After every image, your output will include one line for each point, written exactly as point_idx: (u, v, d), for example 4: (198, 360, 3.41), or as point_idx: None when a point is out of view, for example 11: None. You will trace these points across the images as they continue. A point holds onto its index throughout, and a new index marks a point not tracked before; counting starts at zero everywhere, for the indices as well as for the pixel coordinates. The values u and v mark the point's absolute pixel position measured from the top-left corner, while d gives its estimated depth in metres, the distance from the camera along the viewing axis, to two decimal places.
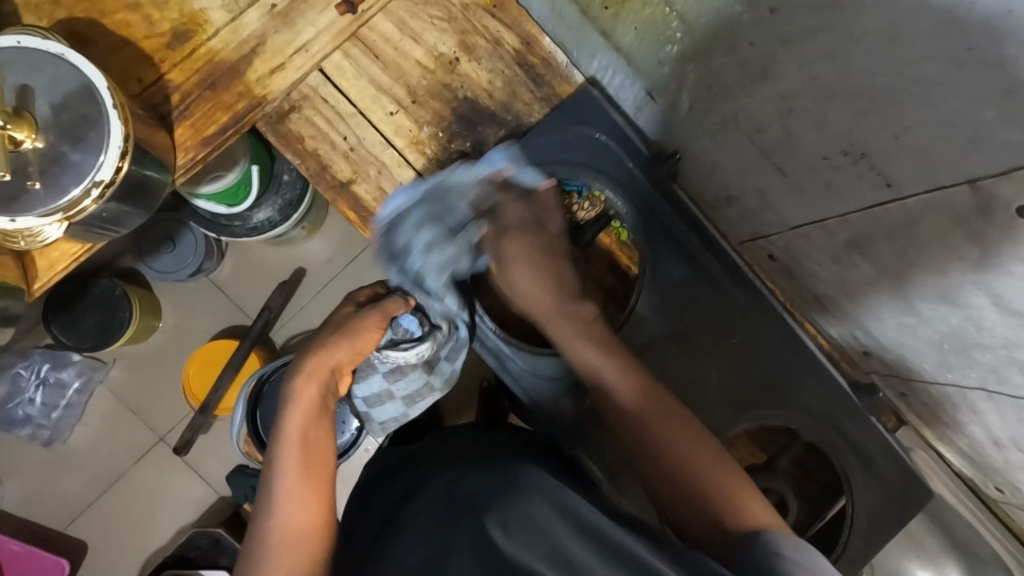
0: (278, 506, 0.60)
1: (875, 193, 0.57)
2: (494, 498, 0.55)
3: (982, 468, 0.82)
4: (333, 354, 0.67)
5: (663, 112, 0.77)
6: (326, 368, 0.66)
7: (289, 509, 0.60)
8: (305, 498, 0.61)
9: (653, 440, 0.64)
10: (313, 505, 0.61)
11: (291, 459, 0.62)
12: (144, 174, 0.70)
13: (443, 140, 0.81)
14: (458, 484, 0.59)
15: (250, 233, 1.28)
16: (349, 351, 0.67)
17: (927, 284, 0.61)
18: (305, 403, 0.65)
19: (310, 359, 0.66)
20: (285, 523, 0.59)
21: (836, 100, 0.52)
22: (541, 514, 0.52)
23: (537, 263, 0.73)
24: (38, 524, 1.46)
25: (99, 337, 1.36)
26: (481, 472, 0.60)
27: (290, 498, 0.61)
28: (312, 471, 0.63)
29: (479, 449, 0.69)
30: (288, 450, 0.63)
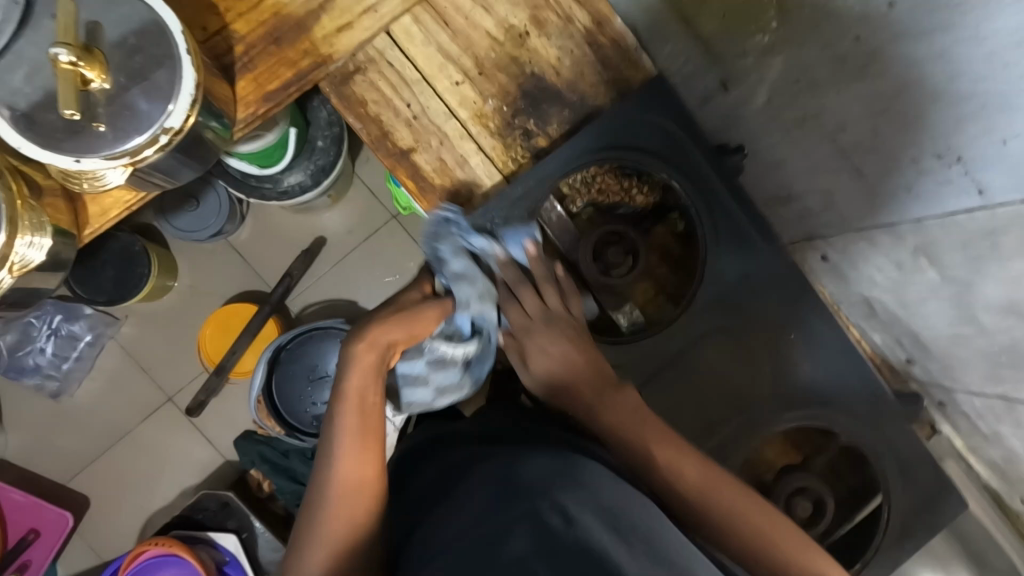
0: (337, 463, 0.59)
1: (961, 199, 0.57)
2: (558, 484, 0.51)
3: (1012, 482, 0.83)
4: (390, 330, 0.66)
5: (735, 104, 0.76)
6: (382, 344, 0.65)
7: (348, 466, 0.59)
8: (363, 462, 0.59)
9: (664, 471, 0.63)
10: (371, 468, 0.60)
11: (351, 420, 0.61)
12: (207, 126, 0.68)
13: (506, 114, 0.80)
14: (520, 465, 0.55)
15: (280, 197, 1.26)
16: (406, 328, 0.67)
17: (995, 295, 0.60)
18: (369, 370, 0.63)
19: (374, 329, 0.65)
20: (345, 483, 0.58)
21: (941, 101, 0.52)
22: (603, 507, 0.50)
23: (560, 350, 0.74)
24: (40, 475, 1.44)
25: (114, 291, 1.34)
26: (546, 451, 0.58)
27: (349, 459, 0.59)
28: (370, 436, 0.61)
29: (530, 433, 0.67)
30: (348, 411, 0.61)
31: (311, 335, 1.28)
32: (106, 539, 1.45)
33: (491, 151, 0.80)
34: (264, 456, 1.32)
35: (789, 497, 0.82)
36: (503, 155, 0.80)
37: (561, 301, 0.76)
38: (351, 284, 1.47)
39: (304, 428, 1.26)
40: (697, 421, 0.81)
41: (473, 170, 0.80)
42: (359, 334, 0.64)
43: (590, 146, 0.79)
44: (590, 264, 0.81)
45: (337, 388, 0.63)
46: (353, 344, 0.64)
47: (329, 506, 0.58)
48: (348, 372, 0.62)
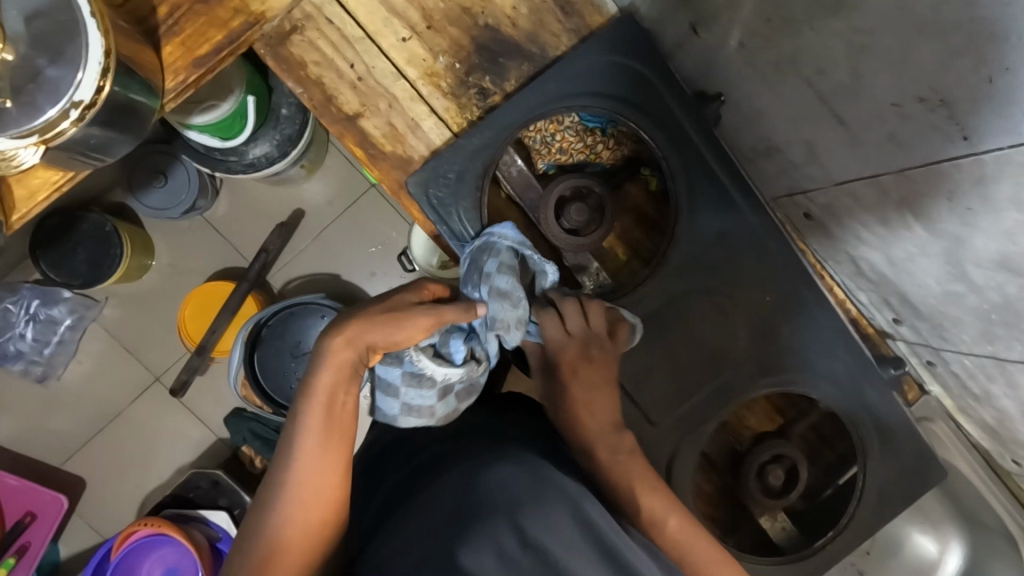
0: (292, 478, 0.52)
1: (947, 146, 0.51)
2: (516, 496, 0.50)
3: (1005, 441, 0.80)
4: (374, 328, 0.58)
5: (707, 50, 0.69)
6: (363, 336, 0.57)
7: (303, 483, 0.52)
8: (326, 475, 0.52)
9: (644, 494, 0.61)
10: (334, 483, 0.53)
11: (315, 424, 0.54)
12: (129, 97, 0.62)
13: (460, 72, 0.73)
14: (482, 470, 0.54)
15: (246, 170, 1.20)
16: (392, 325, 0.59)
17: (985, 248, 0.55)
18: (339, 367, 0.56)
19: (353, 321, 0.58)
20: (303, 491, 0.51)
21: (925, 36, 0.46)
22: (561, 523, 0.49)
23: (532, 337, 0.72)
24: (34, 460, 1.44)
25: (89, 275, 1.30)
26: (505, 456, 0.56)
27: (310, 470, 0.52)
28: (334, 447, 0.54)
29: (495, 423, 0.66)
30: (312, 412, 0.54)
31: (292, 312, 1.25)
32: (104, 518, 1.44)
33: (445, 113, 0.74)
34: (254, 432, 1.32)
35: (757, 465, 0.79)
36: (458, 117, 0.74)
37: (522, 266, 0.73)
38: (330, 257, 1.43)
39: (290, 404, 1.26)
40: (674, 391, 0.77)
41: (426, 134, 0.74)
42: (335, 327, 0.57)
43: (553, 90, 0.73)
44: (554, 225, 0.74)
45: (305, 381, 0.56)
46: (327, 335, 0.57)
47: (276, 530, 0.50)
48: (320, 363, 0.56)
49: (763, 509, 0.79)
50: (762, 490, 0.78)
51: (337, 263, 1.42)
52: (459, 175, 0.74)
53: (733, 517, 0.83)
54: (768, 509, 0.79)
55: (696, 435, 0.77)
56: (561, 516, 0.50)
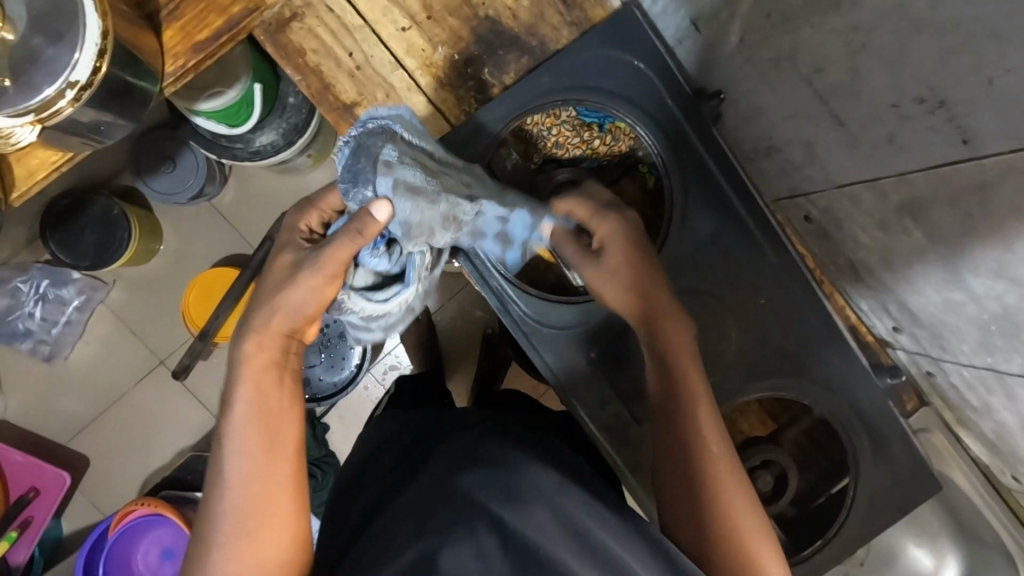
0: (229, 492, 0.55)
1: (945, 149, 0.50)
2: (491, 493, 0.52)
3: (1004, 456, 0.78)
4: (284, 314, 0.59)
5: (707, 46, 0.69)
6: (275, 334, 0.60)
7: (238, 497, 0.55)
8: (264, 484, 0.55)
9: (696, 445, 0.57)
10: (276, 490, 0.55)
11: (243, 437, 0.56)
12: (125, 79, 0.62)
13: (458, 63, 0.73)
14: (456, 472, 0.55)
15: (252, 157, 1.20)
16: (288, 315, 0.60)
17: (985, 257, 0.54)
18: (258, 373, 0.59)
19: (261, 323, 0.59)
20: (242, 508, 0.54)
21: (923, 34, 0.45)
22: (536, 521, 0.50)
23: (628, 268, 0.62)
24: (39, 437, 1.45)
25: (97, 256, 1.31)
26: (484, 450, 0.58)
27: (246, 483, 0.55)
28: (266, 453, 0.56)
29: (476, 422, 0.70)
30: (239, 425, 0.57)
31: None
32: (105, 497, 1.45)
33: (441, 104, 0.74)
34: None
35: (745, 470, 0.79)
36: (455, 108, 0.74)
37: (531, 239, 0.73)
38: None
39: None
40: None
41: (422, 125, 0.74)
42: (245, 337, 0.60)
43: (549, 84, 0.72)
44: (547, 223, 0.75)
45: (225, 395, 0.59)
46: (240, 348, 0.59)
47: (224, 541, 0.53)
48: (237, 377, 0.58)
49: None
50: None
51: None
52: None
53: None
54: (758, 515, 0.79)
55: None
56: (538, 511, 0.51)
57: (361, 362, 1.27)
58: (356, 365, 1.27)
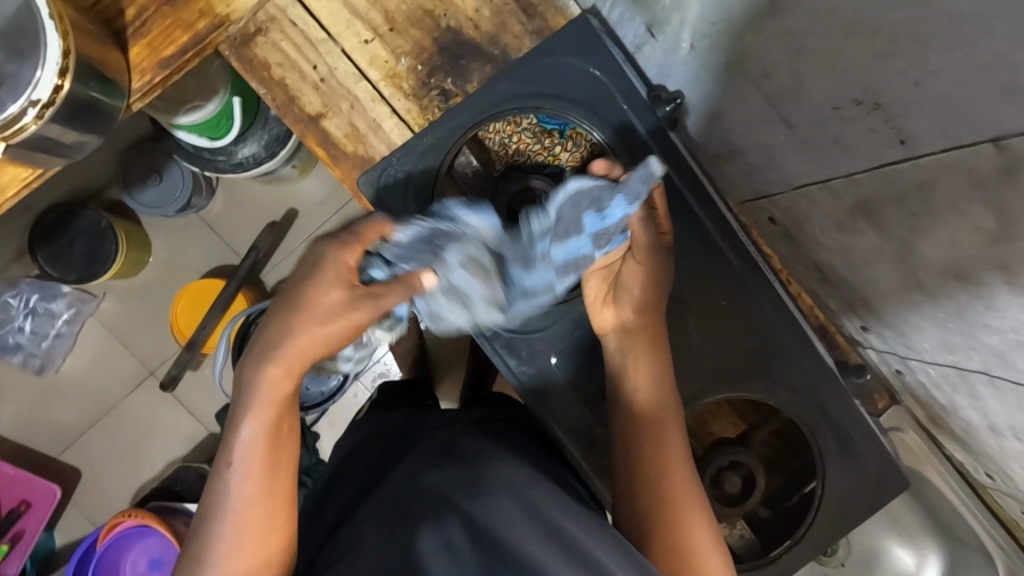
0: (232, 516, 0.55)
1: (887, 150, 0.50)
2: (460, 492, 0.56)
3: (976, 454, 0.78)
4: (315, 335, 0.54)
5: (662, 51, 0.70)
6: (301, 354, 0.55)
7: (242, 521, 0.55)
8: (269, 505, 0.56)
9: (638, 445, 0.66)
10: (278, 510, 0.56)
11: (253, 462, 0.55)
12: (90, 95, 0.63)
13: (422, 73, 0.74)
14: (424, 471, 0.59)
15: (234, 169, 1.20)
16: (312, 347, 0.55)
17: (935, 256, 0.54)
18: (271, 403, 0.55)
19: (278, 353, 0.55)
20: (246, 527, 0.55)
21: (854, 39, 0.46)
22: (505, 515, 0.54)
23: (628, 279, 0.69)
24: (32, 451, 1.44)
25: (85, 269, 1.31)
26: (453, 457, 0.61)
27: (251, 503, 0.55)
28: (272, 480, 0.56)
29: (448, 420, 0.72)
30: (249, 452, 0.55)
31: None
32: (99, 508, 1.44)
33: (406, 114, 0.75)
34: None
35: (713, 471, 0.78)
36: (419, 117, 0.75)
37: None
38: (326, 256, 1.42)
39: None
40: None
41: (388, 134, 0.75)
42: (260, 363, 0.55)
43: (507, 92, 0.73)
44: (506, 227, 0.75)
45: (234, 415, 0.56)
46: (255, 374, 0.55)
47: (224, 556, 0.54)
48: (248, 403, 0.55)
49: (726, 518, 0.78)
50: (717, 497, 0.78)
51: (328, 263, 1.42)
52: (409, 175, 0.73)
53: None
54: (728, 517, 0.78)
55: None
56: (507, 506, 0.55)
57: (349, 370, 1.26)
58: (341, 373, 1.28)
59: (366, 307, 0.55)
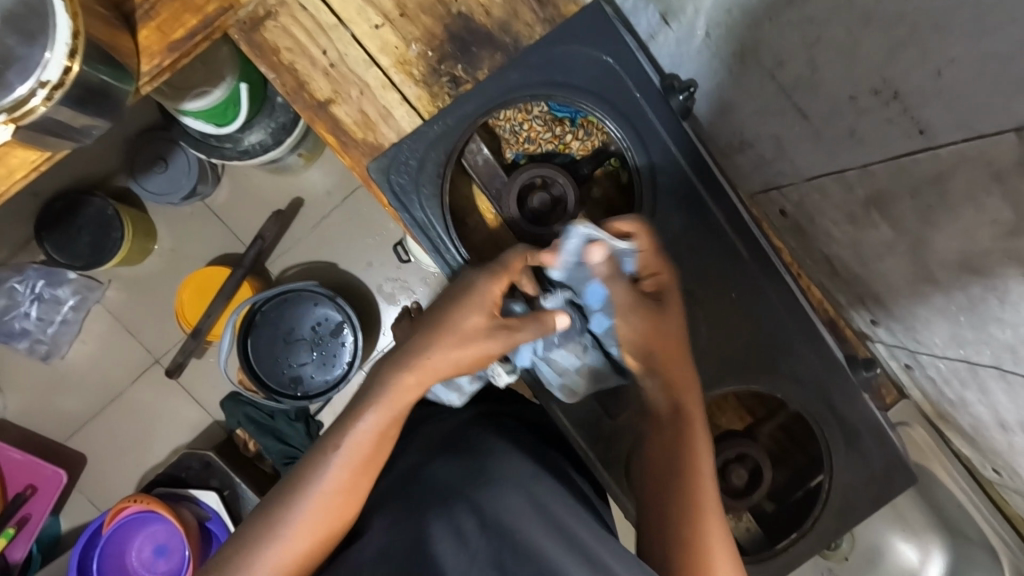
0: (320, 493, 0.54)
1: (903, 141, 0.50)
2: (465, 484, 0.56)
3: (982, 448, 0.77)
4: (458, 356, 0.58)
5: (676, 40, 0.70)
6: (445, 366, 0.58)
7: (325, 503, 0.54)
8: (350, 492, 0.55)
9: (666, 438, 0.62)
10: (354, 500, 0.55)
11: (361, 447, 0.55)
12: (99, 79, 0.63)
13: (432, 60, 0.74)
14: (429, 466, 0.59)
15: (241, 156, 1.19)
16: (451, 363, 0.58)
17: (949, 248, 0.54)
18: (399, 404, 0.57)
19: (424, 357, 0.57)
20: (325, 505, 0.54)
21: (872, 26, 0.45)
22: (509, 507, 0.53)
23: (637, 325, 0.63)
24: (37, 436, 1.44)
25: (91, 256, 1.30)
26: (459, 449, 0.61)
27: (340, 484, 0.54)
28: (366, 476, 0.56)
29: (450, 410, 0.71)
30: (360, 440, 0.55)
31: (285, 298, 1.28)
32: (104, 493, 1.44)
33: (416, 101, 0.74)
34: (249, 417, 1.30)
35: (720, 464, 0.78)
36: (429, 104, 0.74)
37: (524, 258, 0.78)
38: (331, 246, 1.41)
39: (282, 389, 1.28)
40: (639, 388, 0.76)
41: (397, 122, 0.75)
42: (404, 361, 0.58)
43: (518, 80, 0.72)
44: (517, 215, 0.72)
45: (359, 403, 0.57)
46: (397, 370, 0.57)
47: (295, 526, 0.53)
48: (383, 395, 0.57)
49: (728, 511, 0.77)
50: (724, 490, 0.77)
51: (333, 252, 1.41)
52: (419, 164, 0.73)
53: None
54: (734, 510, 0.77)
55: None
56: (512, 498, 0.54)
57: (352, 359, 1.27)
58: (347, 363, 1.28)
59: (502, 337, 0.59)
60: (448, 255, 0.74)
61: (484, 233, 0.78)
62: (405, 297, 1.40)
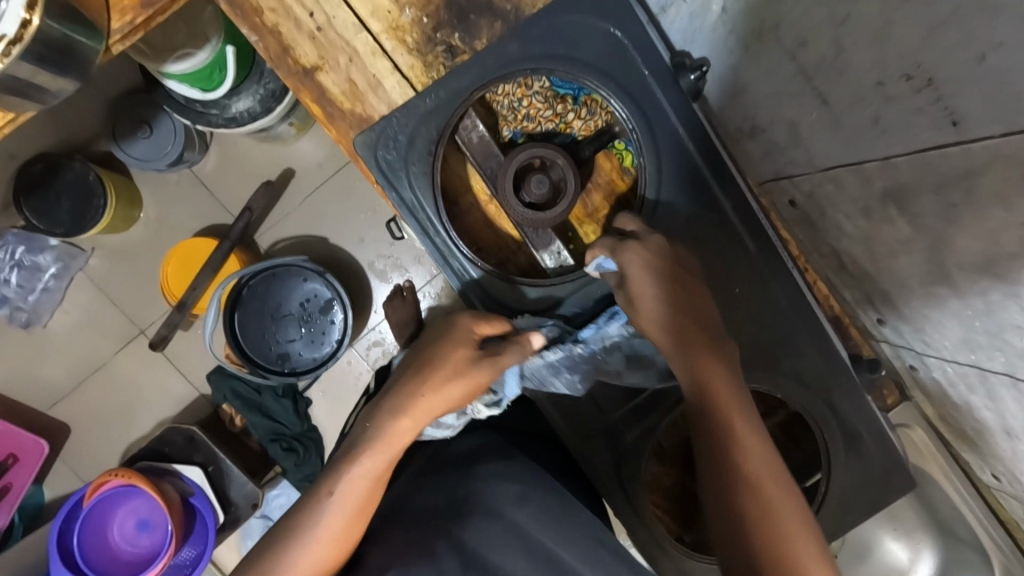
0: (311, 543, 0.52)
1: (933, 133, 0.46)
2: (449, 516, 0.55)
3: (983, 453, 0.76)
4: (444, 392, 0.59)
5: (691, 13, 0.65)
6: (435, 402, 0.59)
7: (316, 554, 0.51)
8: (343, 536, 0.53)
9: (714, 430, 0.56)
10: (347, 543, 0.53)
11: (354, 492, 0.54)
12: (65, 34, 0.58)
13: (427, 27, 0.68)
14: (413, 496, 0.59)
15: (227, 125, 1.13)
16: (439, 400, 0.59)
17: (971, 250, 0.50)
18: (393, 447, 0.57)
19: (413, 398, 0.58)
20: (316, 555, 0.51)
21: (910, 3, 0.41)
22: (488, 542, 0.53)
23: (659, 287, 0.63)
24: (16, 405, 1.40)
25: (72, 223, 1.25)
26: (447, 478, 0.61)
27: (333, 529, 0.52)
28: (361, 519, 0.54)
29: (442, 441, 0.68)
30: (353, 484, 0.54)
31: (272, 274, 1.24)
32: (87, 465, 1.42)
33: (409, 71, 0.69)
34: (236, 392, 1.27)
35: None
36: (422, 76, 0.70)
37: (520, 249, 0.76)
38: (321, 220, 1.37)
39: (269, 365, 1.24)
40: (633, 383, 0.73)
41: (388, 93, 0.70)
42: (396, 406, 0.58)
43: (518, 51, 0.67)
44: (513, 198, 0.66)
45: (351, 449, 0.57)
46: (389, 415, 0.58)
47: None
48: (374, 438, 0.56)
49: None
50: None
51: (325, 226, 1.37)
52: (409, 141, 0.68)
53: (686, 514, 0.78)
54: None
55: (651, 431, 0.72)
56: (494, 530, 0.54)
57: (342, 337, 1.24)
58: (336, 341, 1.25)
59: (490, 367, 0.61)
60: (468, 275, 0.71)
61: (476, 215, 0.76)
62: (397, 276, 1.36)
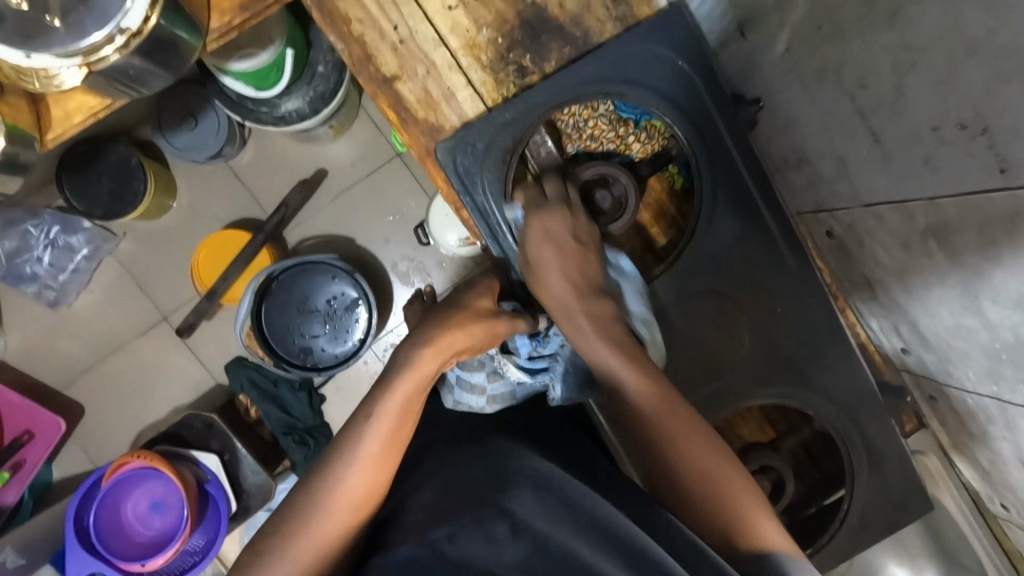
0: (350, 464, 0.54)
1: (983, 177, 0.50)
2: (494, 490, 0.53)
3: (995, 483, 0.79)
4: (461, 335, 0.64)
5: (751, 51, 0.71)
6: (454, 342, 0.64)
7: (356, 482, 0.54)
8: (377, 459, 0.55)
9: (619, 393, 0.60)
10: (381, 470, 0.55)
11: (386, 417, 0.57)
12: (173, 34, 0.62)
13: (501, 47, 0.73)
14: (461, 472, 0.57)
15: (276, 123, 1.17)
16: (461, 337, 0.65)
17: (1006, 286, 0.54)
18: (421, 378, 0.60)
19: (437, 334, 0.63)
20: (354, 480, 0.54)
21: (975, 60, 0.46)
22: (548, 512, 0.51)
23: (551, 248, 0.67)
24: (36, 382, 1.41)
25: (110, 206, 1.28)
26: (493, 456, 0.59)
27: (369, 452, 0.55)
28: (393, 449, 0.57)
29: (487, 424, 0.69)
30: (386, 410, 0.57)
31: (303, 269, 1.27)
32: (99, 447, 1.43)
33: (481, 86, 0.74)
34: (254, 382, 1.30)
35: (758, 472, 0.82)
36: (495, 92, 0.74)
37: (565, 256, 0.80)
38: (352, 220, 1.41)
39: (292, 358, 1.26)
40: None
41: (460, 104, 0.74)
42: (421, 340, 0.63)
43: (591, 76, 0.73)
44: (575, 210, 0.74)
45: (384, 380, 0.60)
46: (413, 348, 0.62)
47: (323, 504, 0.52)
48: (400, 368, 0.60)
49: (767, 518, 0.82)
50: None
51: (355, 227, 1.40)
52: (484, 149, 0.74)
53: None
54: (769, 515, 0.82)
55: None
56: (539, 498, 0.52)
57: (366, 336, 1.26)
58: (359, 339, 1.28)
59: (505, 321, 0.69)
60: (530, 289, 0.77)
61: None
62: (419, 279, 1.40)
